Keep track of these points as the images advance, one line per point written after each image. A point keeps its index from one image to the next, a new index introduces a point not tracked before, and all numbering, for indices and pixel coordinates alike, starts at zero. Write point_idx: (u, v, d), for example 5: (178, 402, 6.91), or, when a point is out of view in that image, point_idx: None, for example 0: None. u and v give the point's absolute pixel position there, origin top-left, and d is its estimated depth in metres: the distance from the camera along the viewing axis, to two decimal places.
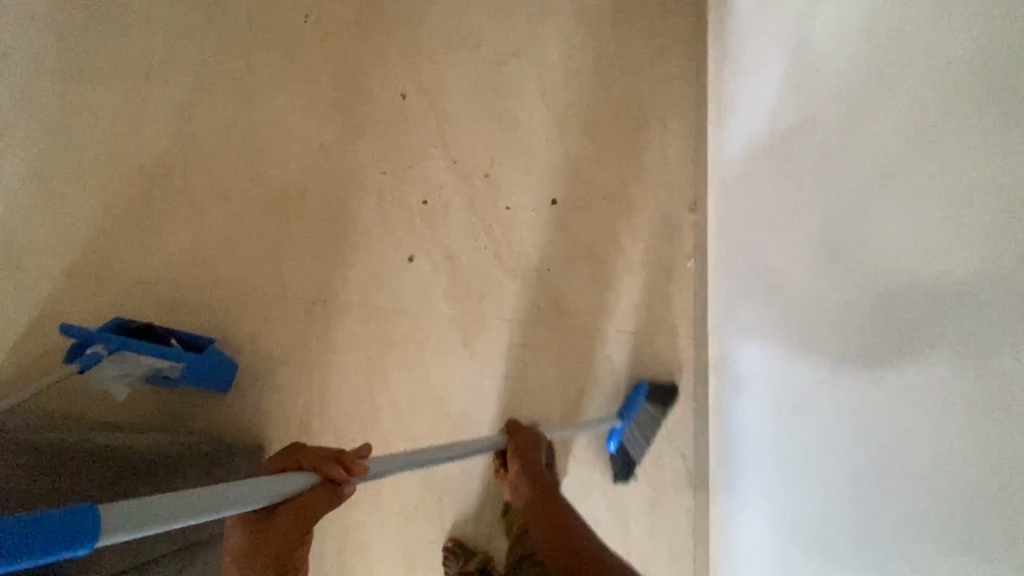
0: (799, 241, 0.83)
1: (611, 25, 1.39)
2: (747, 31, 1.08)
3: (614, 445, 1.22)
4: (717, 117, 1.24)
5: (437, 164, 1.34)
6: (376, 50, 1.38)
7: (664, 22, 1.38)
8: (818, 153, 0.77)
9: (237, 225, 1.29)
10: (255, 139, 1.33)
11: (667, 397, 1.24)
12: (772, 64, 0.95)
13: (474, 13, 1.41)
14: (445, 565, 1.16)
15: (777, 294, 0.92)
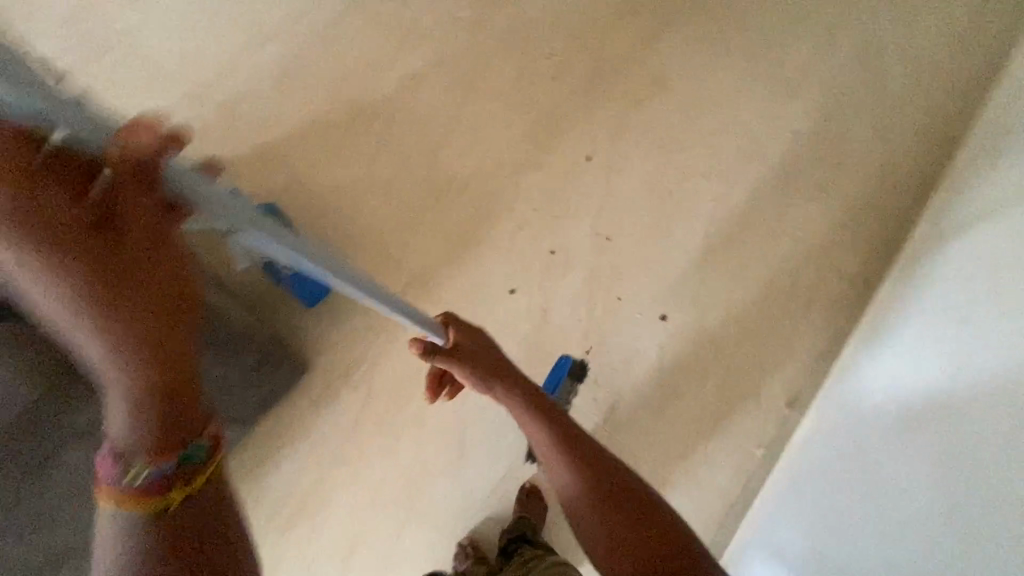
0: (932, 422, 0.81)
1: (805, 199, 1.39)
2: (915, 293, 1.11)
3: None
4: (888, 307, 1.19)
5: (582, 228, 1.40)
6: (589, 110, 1.49)
7: (858, 224, 1.37)
8: (947, 414, 0.79)
9: (397, 185, 1.43)
10: (454, 127, 1.48)
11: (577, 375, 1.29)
12: (927, 326, 0.97)
13: (692, 122, 1.45)
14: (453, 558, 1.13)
15: (864, 437, 0.97)
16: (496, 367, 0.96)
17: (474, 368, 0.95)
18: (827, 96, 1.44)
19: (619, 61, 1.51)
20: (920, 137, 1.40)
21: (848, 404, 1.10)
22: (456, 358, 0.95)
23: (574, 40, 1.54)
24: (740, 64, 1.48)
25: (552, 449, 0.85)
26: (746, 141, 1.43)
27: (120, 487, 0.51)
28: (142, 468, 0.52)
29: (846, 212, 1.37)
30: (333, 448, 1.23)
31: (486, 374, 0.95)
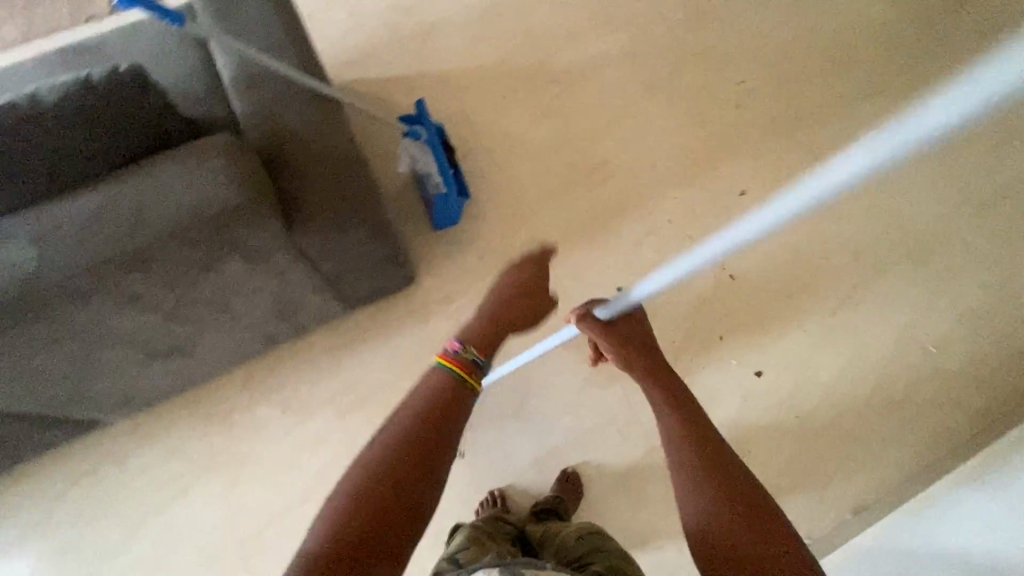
0: None
1: (950, 317, 1.31)
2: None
3: None
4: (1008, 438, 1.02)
5: (710, 256, 1.37)
6: (758, 149, 1.47)
7: (999, 363, 1.27)
8: None
9: (550, 149, 1.46)
10: (624, 117, 1.50)
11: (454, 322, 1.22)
12: None
13: (858, 198, 1.41)
14: (479, 504, 1.16)
15: None
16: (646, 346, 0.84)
17: (616, 344, 0.83)
18: (1007, 223, 1.37)
19: (804, 115, 1.50)
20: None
21: (906, 517, 1.05)
22: (601, 331, 0.84)
23: (768, 80, 1.54)
24: (930, 158, 1.42)
25: (681, 443, 0.64)
26: (908, 235, 1.37)
27: (455, 352, 0.78)
28: (473, 353, 0.79)
29: (990, 346, 1.28)
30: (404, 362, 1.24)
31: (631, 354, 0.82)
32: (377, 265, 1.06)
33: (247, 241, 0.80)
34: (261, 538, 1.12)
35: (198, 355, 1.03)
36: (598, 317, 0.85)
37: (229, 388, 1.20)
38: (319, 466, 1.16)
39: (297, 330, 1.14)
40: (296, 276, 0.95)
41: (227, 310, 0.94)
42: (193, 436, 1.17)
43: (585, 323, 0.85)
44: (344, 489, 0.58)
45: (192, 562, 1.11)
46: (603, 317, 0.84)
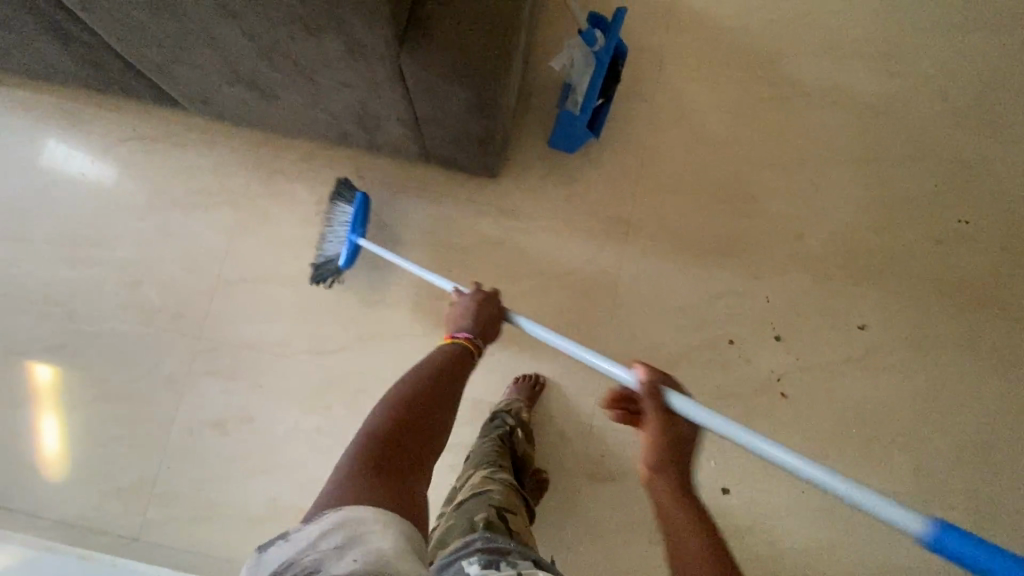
0: None
1: None
2: None
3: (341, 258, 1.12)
4: None
5: (775, 358, 1.20)
6: (916, 300, 1.22)
7: None
8: None
9: (714, 147, 1.26)
10: (811, 171, 1.26)
11: (344, 184, 1.14)
12: None
13: (967, 423, 1.19)
14: (522, 378, 1.18)
15: None
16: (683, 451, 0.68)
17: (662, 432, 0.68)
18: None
19: (995, 303, 1.22)
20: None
21: None
22: (660, 413, 0.69)
23: (991, 242, 1.24)
24: None
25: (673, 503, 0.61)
26: (981, 493, 1.17)
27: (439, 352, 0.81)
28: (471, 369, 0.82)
29: None
30: (437, 238, 1.21)
31: (668, 447, 0.66)
32: (465, 128, 0.98)
33: (355, 31, 0.75)
34: (233, 286, 1.19)
35: (274, 104, 1.04)
36: (667, 401, 0.69)
37: (287, 152, 1.22)
38: (311, 267, 1.19)
39: (365, 142, 1.12)
40: (385, 94, 0.90)
41: (312, 81, 0.91)
42: (237, 169, 1.22)
43: (653, 397, 0.69)
44: (373, 425, 0.64)
45: (176, 264, 1.20)
46: (675, 403, 0.69)
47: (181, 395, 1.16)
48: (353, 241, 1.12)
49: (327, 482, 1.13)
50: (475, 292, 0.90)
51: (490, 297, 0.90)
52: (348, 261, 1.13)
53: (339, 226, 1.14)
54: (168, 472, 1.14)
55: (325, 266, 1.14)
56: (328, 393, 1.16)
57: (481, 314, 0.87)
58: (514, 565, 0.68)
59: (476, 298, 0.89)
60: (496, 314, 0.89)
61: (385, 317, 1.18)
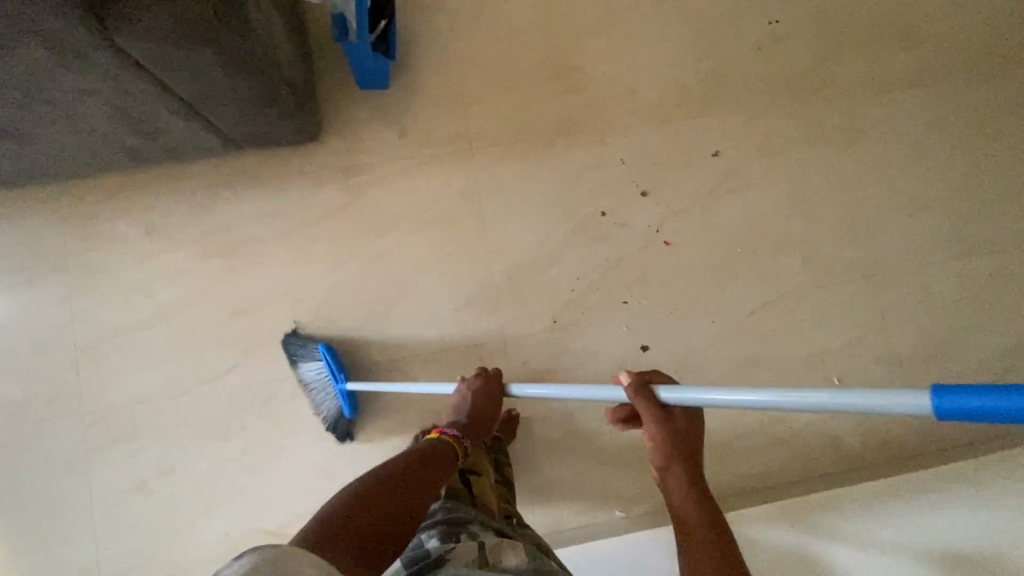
0: None
1: (860, 351, 1.24)
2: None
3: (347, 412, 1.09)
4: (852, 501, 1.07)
5: (650, 213, 1.23)
6: (756, 110, 1.26)
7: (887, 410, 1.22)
8: None
9: (524, 33, 1.23)
10: (622, 25, 1.25)
11: (296, 343, 1.10)
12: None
13: (832, 205, 1.26)
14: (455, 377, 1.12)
15: None
16: (690, 439, 0.71)
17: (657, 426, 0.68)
18: (968, 279, 1.26)
19: (822, 88, 1.27)
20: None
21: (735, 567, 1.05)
22: (649, 411, 0.67)
23: (802, 33, 1.28)
24: (927, 186, 1.27)
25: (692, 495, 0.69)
26: (862, 262, 1.25)
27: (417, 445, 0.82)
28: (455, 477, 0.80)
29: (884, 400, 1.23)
30: (286, 223, 1.15)
31: (666, 444, 0.69)
32: (245, 93, 0.93)
33: (40, 23, 0.66)
34: (96, 349, 1.11)
35: (38, 145, 0.94)
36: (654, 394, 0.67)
37: (94, 193, 1.12)
38: (170, 298, 1.12)
39: (163, 151, 1.04)
40: (134, 85, 0.83)
41: (49, 101, 0.82)
42: (47, 230, 1.11)
43: (638, 390, 0.67)
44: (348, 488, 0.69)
45: (24, 351, 1.10)
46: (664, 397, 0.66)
47: (89, 475, 1.10)
48: (341, 389, 1.07)
49: (273, 494, 1.11)
50: (476, 377, 0.99)
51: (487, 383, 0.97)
52: (349, 409, 1.09)
53: (320, 383, 1.10)
54: (109, 552, 1.09)
55: (339, 423, 1.10)
56: (238, 414, 1.12)
57: (479, 398, 0.95)
58: (474, 533, 0.73)
59: (478, 386, 0.97)
60: (492, 391, 0.96)
61: (266, 320, 1.13)
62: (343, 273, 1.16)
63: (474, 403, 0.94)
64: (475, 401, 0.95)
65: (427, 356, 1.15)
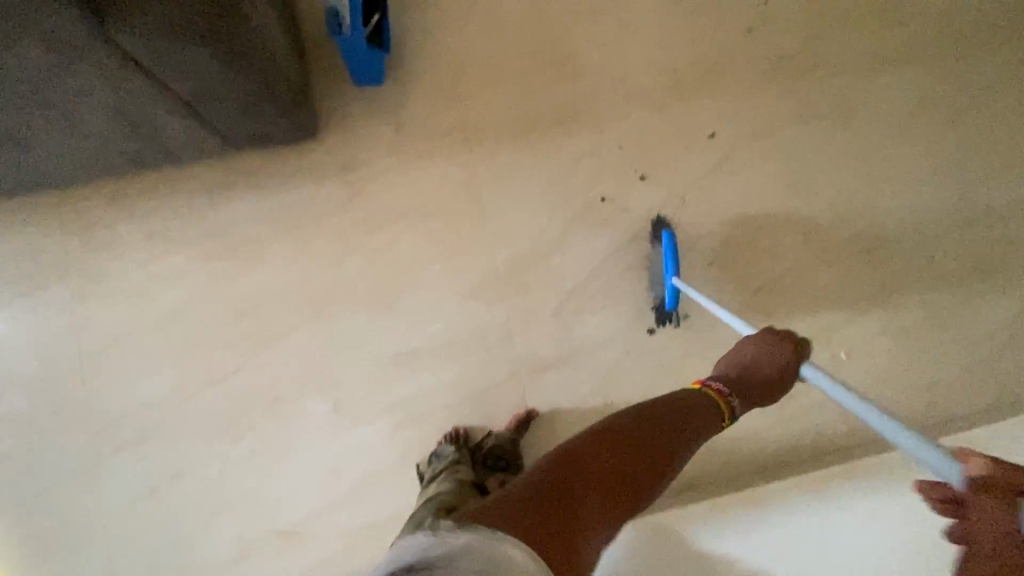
0: None
1: (866, 325, 1.24)
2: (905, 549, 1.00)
3: (670, 304, 1.15)
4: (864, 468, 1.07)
5: (650, 196, 1.23)
6: (749, 90, 1.27)
7: (893, 383, 1.23)
8: None
9: (515, 24, 1.24)
10: (612, 13, 1.26)
11: (658, 228, 1.22)
12: None
13: (830, 183, 1.26)
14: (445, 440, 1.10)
15: None
16: None
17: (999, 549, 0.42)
18: (968, 252, 1.26)
19: (815, 66, 1.28)
20: (1017, 357, 1.24)
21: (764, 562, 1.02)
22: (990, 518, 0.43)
23: (791, 13, 1.29)
24: (922, 159, 1.28)
25: None
26: (862, 237, 1.26)
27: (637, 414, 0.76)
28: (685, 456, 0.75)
29: (890, 372, 1.23)
30: (287, 221, 1.15)
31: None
32: (243, 91, 0.93)
33: (37, 22, 0.67)
34: (101, 356, 1.10)
35: (35, 151, 0.93)
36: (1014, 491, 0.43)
37: (92, 200, 1.12)
38: (173, 302, 1.12)
39: (161, 153, 1.04)
40: (133, 86, 0.83)
41: (50, 105, 0.83)
42: (47, 239, 1.11)
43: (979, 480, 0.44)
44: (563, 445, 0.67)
45: (29, 362, 1.10)
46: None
47: (99, 484, 1.09)
48: (671, 282, 1.12)
49: (283, 494, 1.10)
50: (767, 339, 0.90)
51: (782, 346, 0.88)
52: (673, 302, 1.14)
53: (655, 274, 1.20)
54: (122, 560, 1.08)
55: (661, 311, 1.19)
56: (245, 415, 1.11)
57: (780, 360, 0.87)
58: None
59: (763, 344, 0.89)
60: (783, 356, 0.87)
61: (271, 320, 1.13)
62: (346, 269, 1.15)
63: (778, 361, 0.87)
64: (762, 360, 0.88)
65: (435, 349, 1.15)
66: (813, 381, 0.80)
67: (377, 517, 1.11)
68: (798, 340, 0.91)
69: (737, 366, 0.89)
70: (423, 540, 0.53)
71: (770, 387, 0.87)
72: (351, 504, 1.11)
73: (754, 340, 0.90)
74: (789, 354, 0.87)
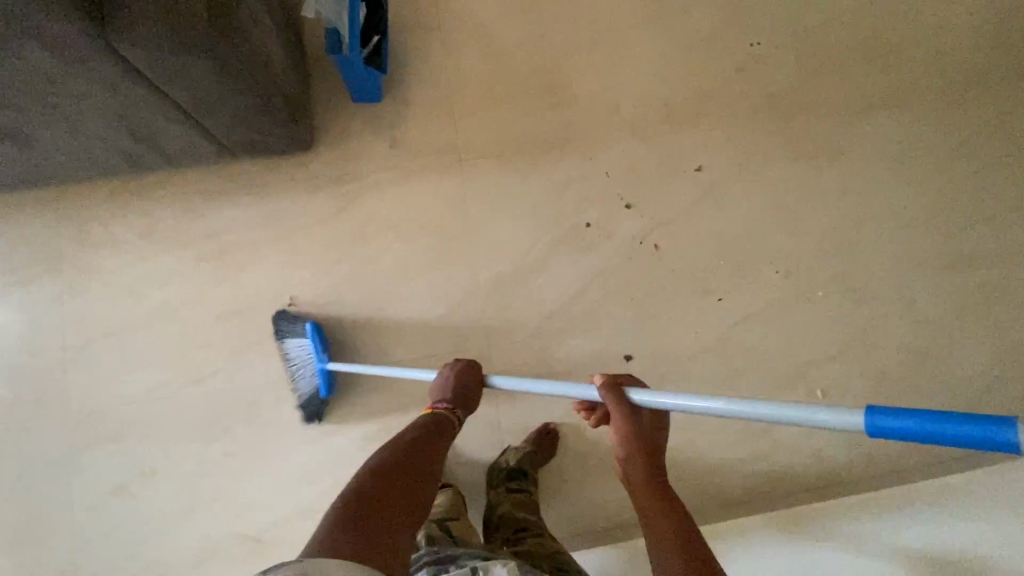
0: None
1: (844, 363, 1.25)
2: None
3: (326, 391, 1.10)
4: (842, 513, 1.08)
5: (634, 223, 1.25)
6: (737, 126, 1.30)
7: None
8: None
9: (512, 51, 1.28)
10: (607, 45, 1.30)
11: (282, 321, 1.11)
12: None
13: (814, 221, 1.28)
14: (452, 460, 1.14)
15: None
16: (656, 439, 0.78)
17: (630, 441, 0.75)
18: (950, 296, 1.27)
19: (803, 107, 1.31)
20: (998, 405, 1.24)
21: None
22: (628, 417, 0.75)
23: (782, 54, 1.33)
24: (906, 202, 1.30)
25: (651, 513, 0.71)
26: (844, 276, 1.27)
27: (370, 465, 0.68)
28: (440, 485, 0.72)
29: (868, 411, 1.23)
30: (278, 228, 1.18)
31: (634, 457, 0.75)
32: (241, 101, 0.97)
33: (42, 27, 0.70)
34: (84, 350, 1.12)
35: (36, 147, 0.96)
36: (628, 395, 0.75)
37: (90, 197, 1.15)
38: (160, 301, 1.14)
39: (158, 157, 1.07)
40: (133, 91, 0.87)
41: (53, 105, 0.86)
42: (44, 234, 1.14)
43: (613, 391, 0.76)
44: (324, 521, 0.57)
45: (16, 351, 1.12)
46: (636, 397, 0.75)
47: (70, 475, 1.10)
48: (323, 368, 1.10)
49: (252, 498, 1.11)
50: (451, 364, 0.96)
51: (467, 369, 0.94)
52: (326, 388, 1.10)
53: (302, 363, 1.11)
54: (87, 553, 1.08)
55: (309, 402, 1.11)
56: (220, 416, 1.12)
57: (467, 377, 0.93)
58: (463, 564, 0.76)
59: (452, 370, 0.94)
60: (456, 373, 0.92)
61: (254, 323, 1.15)
62: (332, 278, 1.18)
63: (459, 384, 0.92)
64: (453, 380, 0.92)
65: (412, 363, 1.16)
66: (507, 386, 0.90)
67: None
68: (471, 363, 0.96)
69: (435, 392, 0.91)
70: None
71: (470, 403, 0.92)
72: (318, 511, 1.11)
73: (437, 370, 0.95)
74: (461, 368, 0.93)
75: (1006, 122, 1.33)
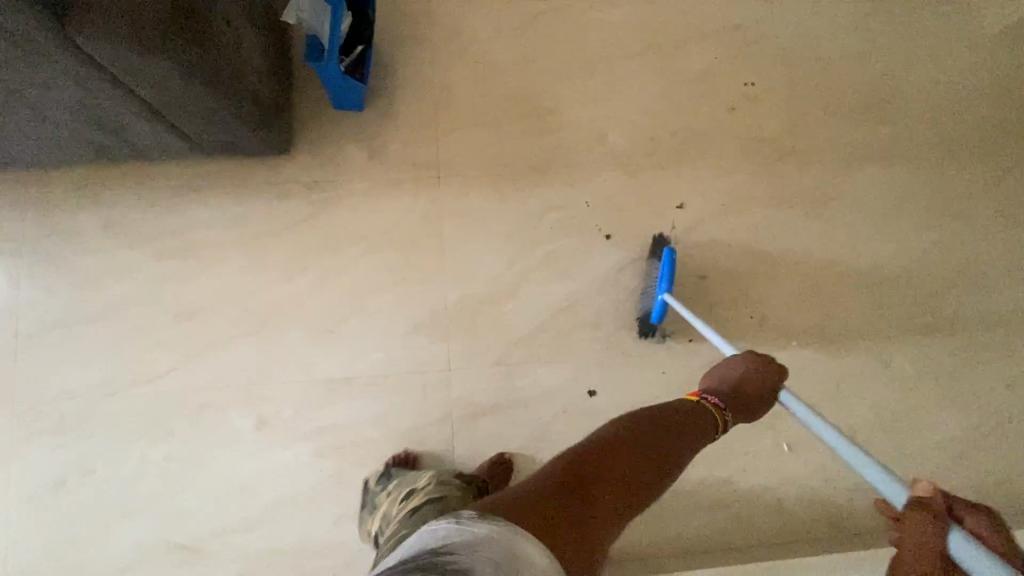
0: None
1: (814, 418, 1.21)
2: None
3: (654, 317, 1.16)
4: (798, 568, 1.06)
5: (611, 256, 1.23)
6: (724, 167, 1.28)
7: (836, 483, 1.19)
8: None
9: (501, 72, 1.26)
10: (598, 75, 1.28)
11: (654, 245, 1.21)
12: None
13: (794, 270, 1.25)
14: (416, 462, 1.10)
15: None
16: None
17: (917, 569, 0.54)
18: (927, 360, 1.24)
19: (793, 154, 1.29)
20: (969, 474, 1.20)
21: None
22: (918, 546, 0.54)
23: (776, 98, 1.31)
24: (891, 259, 1.27)
25: None
26: (821, 329, 1.24)
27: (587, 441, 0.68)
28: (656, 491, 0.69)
29: (835, 470, 1.19)
30: (247, 232, 1.16)
31: None
32: (211, 103, 0.95)
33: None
34: (37, 339, 1.10)
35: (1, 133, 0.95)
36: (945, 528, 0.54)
37: (60, 184, 1.14)
38: (120, 295, 1.12)
39: (128, 150, 1.05)
40: (99, 86, 0.85)
41: (17, 95, 0.85)
42: (8, 217, 1.12)
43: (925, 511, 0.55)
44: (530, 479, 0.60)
45: None
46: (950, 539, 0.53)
47: (8, 466, 1.07)
48: (661, 295, 1.14)
49: (192, 505, 1.08)
50: (752, 359, 0.90)
51: (767, 365, 0.89)
52: (658, 316, 1.15)
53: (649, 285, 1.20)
54: (15, 549, 1.05)
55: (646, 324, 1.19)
56: (168, 419, 1.10)
57: (764, 377, 0.88)
58: None
59: (749, 361, 0.89)
60: (746, 373, 0.88)
61: (212, 327, 1.13)
62: (296, 286, 1.15)
63: (762, 382, 0.87)
64: (750, 377, 0.88)
65: (370, 380, 1.14)
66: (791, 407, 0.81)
67: (281, 542, 1.08)
68: (782, 369, 0.90)
69: (727, 381, 0.88)
70: (442, 528, 0.51)
71: (759, 407, 0.86)
72: (259, 525, 1.08)
73: (744, 358, 0.90)
74: (772, 369, 0.89)
75: (1000, 189, 1.30)
